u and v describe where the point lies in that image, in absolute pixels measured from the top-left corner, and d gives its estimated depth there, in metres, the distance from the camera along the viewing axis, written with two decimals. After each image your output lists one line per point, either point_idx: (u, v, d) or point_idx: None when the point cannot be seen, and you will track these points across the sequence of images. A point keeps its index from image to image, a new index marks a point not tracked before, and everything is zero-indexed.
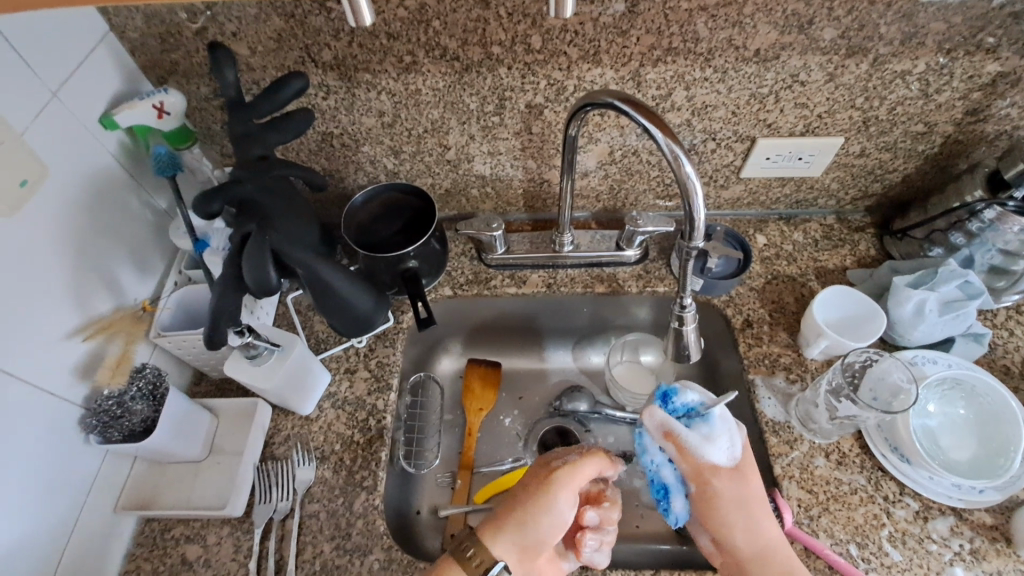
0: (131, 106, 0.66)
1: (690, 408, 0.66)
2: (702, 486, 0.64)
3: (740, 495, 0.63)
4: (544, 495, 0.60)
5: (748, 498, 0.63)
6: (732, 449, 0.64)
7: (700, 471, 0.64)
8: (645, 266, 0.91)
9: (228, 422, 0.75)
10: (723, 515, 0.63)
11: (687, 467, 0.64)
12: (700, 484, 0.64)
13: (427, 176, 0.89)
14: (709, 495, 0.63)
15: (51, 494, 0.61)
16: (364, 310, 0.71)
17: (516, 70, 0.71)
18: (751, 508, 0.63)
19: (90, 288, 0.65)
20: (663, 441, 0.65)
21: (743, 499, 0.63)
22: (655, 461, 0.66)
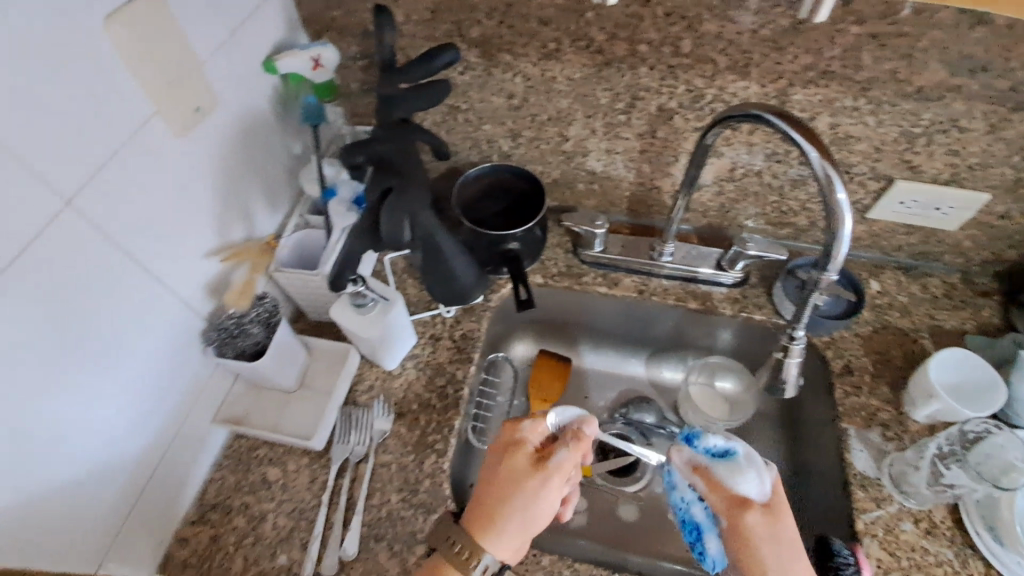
0: (293, 54, 0.71)
1: (714, 452, 0.64)
2: (732, 522, 0.60)
3: (775, 538, 0.58)
4: (539, 490, 0.60)
5: (776, 537, 0.58)
6: (759, 483, 0.60)
7: (726, 505, 0.61)
8: (743, 290, 0.88)
9: (321, 362, 0.80)
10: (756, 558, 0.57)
11: (714, 505, 0.61)
12: (731, 521, 0.60)
13: (539, 163, 0.90)
14: (740, 534, 0.59)
15: (165, 401, 0.65)
16: (466, 282, 0.74)
17: (657, 71, 0.71)
18: (792, 549, 0.57)
19: (227, 216, 0.69)
20: (690, 475, 0.64)
21: (777, 540, 0.57)
22: (686, 497, 0.65)
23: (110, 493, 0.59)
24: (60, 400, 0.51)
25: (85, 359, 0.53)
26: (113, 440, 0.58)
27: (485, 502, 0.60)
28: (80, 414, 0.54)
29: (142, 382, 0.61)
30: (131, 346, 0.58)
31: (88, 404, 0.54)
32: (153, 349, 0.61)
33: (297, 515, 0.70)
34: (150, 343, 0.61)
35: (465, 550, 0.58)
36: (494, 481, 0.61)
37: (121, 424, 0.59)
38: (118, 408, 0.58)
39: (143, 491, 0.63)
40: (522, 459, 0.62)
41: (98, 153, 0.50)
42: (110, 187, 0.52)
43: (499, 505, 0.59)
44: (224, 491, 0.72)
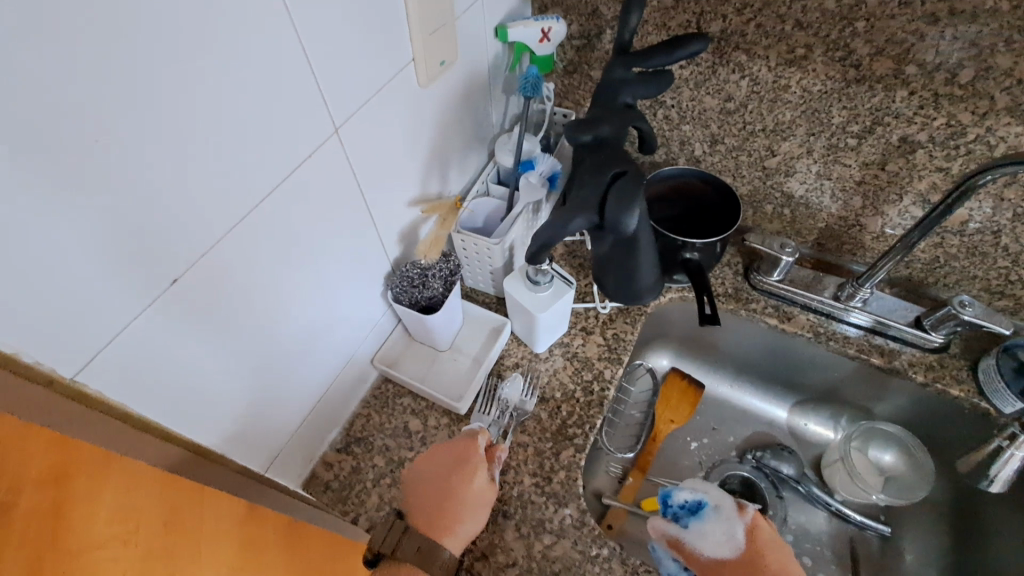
0: (526, 24, 0.71)
1: (684, 505, 0.66)
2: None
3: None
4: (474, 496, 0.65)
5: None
6: (733, 537, 0.64)
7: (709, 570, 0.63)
8: (942, 358, 0.78)
9: (474, 329, 0.81)
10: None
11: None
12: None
13: (731, 175, 0.84)
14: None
15: (347, 335, 0.68)
16: (644, 283, 0.70)
17: (918, 97, 0.63)
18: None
19: (432, 169, 0.72)
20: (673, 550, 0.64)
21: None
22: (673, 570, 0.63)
23: (292, 411, 0.63)
24: (279, 317, 0.54)
25: (303, 284, 0.56)
26: (305, 364, 0.62)
27: (427, 511, 0.65)
28: (295, 327, 0.57)
29: (334, 316, 0.64)
30: (337, 278, 0.61)
31: (296, 326, 0.57)
32: (351, 284, 0.64)
33: None
34: (350, 278, 0.63)
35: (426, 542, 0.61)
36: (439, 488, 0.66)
37: (315, 349, 0.62)
38: (314, 335, 0.61)
39: (317, 408, 0.68)
40: (445, 461, 0.67)
41: (363, 90, 0.53)
42: (365, 123, 0.55)
43: (450, 521, 0.63)
44: (369, 429, 0.75)
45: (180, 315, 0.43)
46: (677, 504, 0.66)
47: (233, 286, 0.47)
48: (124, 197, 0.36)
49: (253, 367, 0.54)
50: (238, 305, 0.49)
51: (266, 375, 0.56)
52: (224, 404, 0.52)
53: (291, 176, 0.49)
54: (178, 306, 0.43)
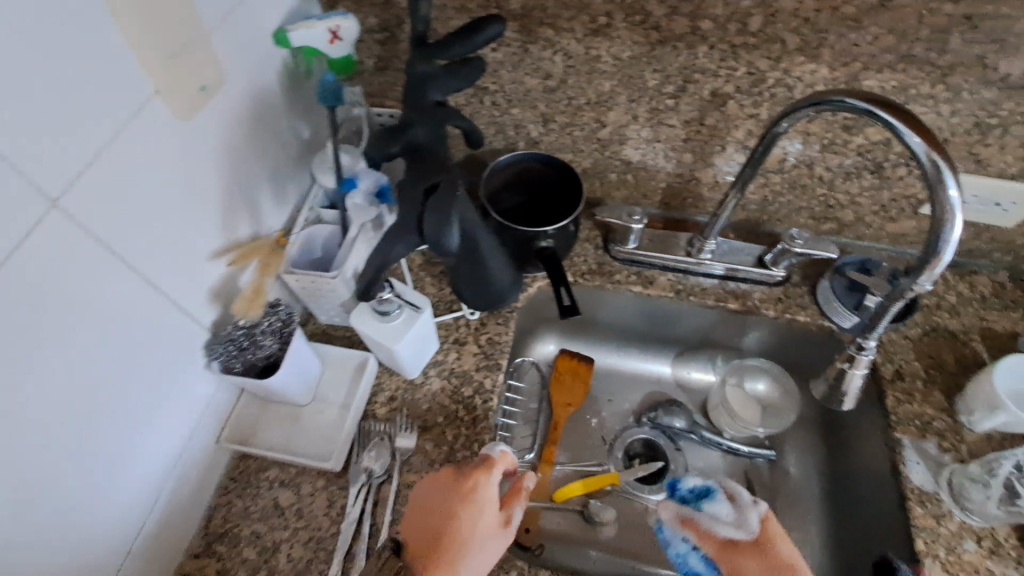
0: (308, 25, 0.61)
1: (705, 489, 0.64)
2: (730, 563, 0.60)
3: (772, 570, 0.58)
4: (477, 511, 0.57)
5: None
6: (741, 518, 0.61)
7: (721, 551, 0.60)
8: (786, 290, 0.83)
9: (335, 371, 0.72)
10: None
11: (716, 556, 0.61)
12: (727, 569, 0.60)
13: (570, 151, 0.83)
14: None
15: (159, 430, 0.58)
16: (501, 286, 0.66)
17: (718, 51, 0.64)
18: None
19: (234, 212, 0.61)
20: (681, 530, 0.62)
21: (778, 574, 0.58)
22: (682, 550, 0.62)
23: (94, 548, 0.52)
24: (17, 467, 0.43)
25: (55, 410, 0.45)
26: (100, 483, 0.51)
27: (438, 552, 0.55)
28: (75, 446, 0.48)
29: (139, 411, 0.54)
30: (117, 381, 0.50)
31: (54, 465, 0.46)
32: (145, 378, 0.54)
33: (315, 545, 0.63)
34: (139, 374, 0.53)
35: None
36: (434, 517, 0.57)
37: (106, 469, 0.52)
38: (97, 459, 0.50)
39: (153, 512, 0.59)
40: (450, 494, 0.58)
41: (71, 161, 0.42)
42: (92, 194, 0.44)
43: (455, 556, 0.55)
44: (232, 518, 0.65)
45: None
46: (683, 490, 0.65)
47: None
48: None
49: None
50: None
51: (47, 513, 0.46)
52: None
53: None
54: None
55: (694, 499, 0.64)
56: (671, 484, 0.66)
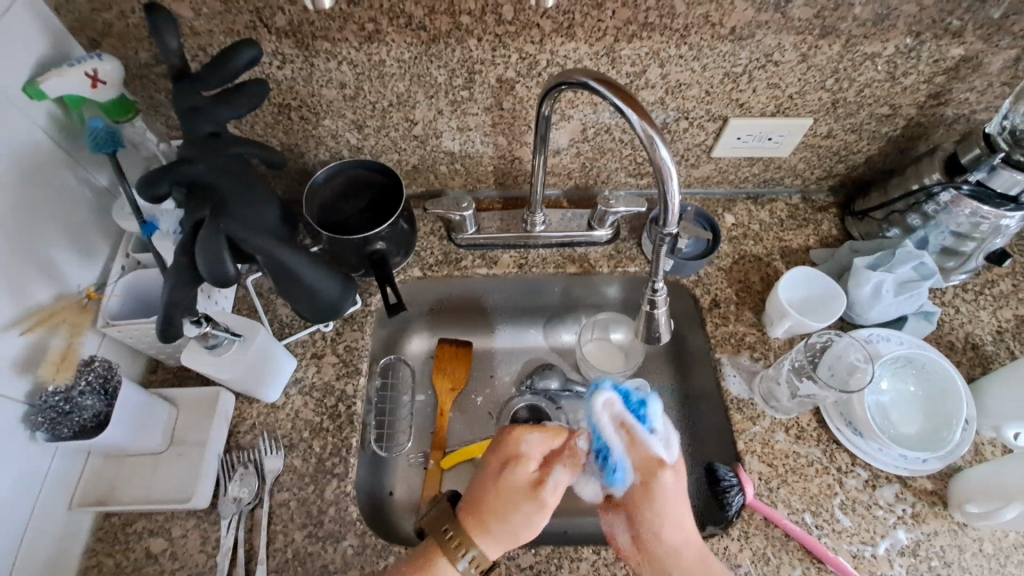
0: (59, 73, 0.59)
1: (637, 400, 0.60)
2: (646, 479, 0.58)
3: (674, 494, 0.59)
4: (515, 501, 0.58)
5: (680, 499, 0.59)
6: (670, 447, 0.59)
7: (646, 462, 0.58)
8: (617, 246, 0.91)
9: (189, 412, 0.72)
10: (657, 506, 0.58)
11: (635, 458, 0.58)
12: (641, 476, 0.58)
13: (394, 151, 0.84)
14: (651, 490, 0.58)
15: None
16: (330, 296, 0.68)
17: (486, 42, 0.68)
18: (684, 509, 0.59)
19: (23, 276, 0.60)
20: (614, 430, 0.59)
21: (678, 498, 0.59)
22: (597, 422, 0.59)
23: None
24: None
25: None
26: None
27: (474, 511, 0.59)
28: None
29: None
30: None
31: None
32: None
33: None
34: None
35: (461, 543, 0.58)
36: (478, 482, 0.60)
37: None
38: None
39: None
40: (492, 468, 0.60)
41: None
42: None
43: (487, 519, 0.58)
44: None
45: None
46: (624, 390, 0.61)
47: None
48: None
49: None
50: None
51: None
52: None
53: None
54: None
55: (637, 407, 0.60)
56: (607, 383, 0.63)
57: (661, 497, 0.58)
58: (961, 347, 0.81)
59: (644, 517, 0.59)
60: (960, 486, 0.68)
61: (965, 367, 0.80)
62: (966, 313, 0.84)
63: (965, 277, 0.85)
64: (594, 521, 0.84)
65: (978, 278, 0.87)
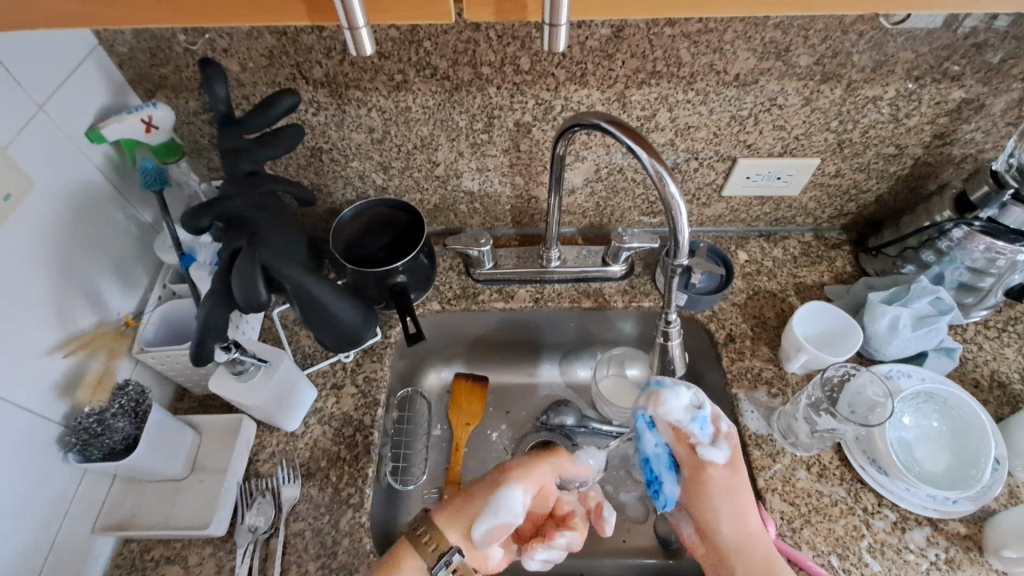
0: (118, 120, 0.66)
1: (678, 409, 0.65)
2: (694, 468, 0.63)
3: (730, 487, 0.62)
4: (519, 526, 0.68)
5: (739, 486, 0.63)
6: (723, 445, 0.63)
7: (690, 454, 0.63)
8: (631, 281, 0.92)
9: (213, 438, 0.74)
10: (712, 498, 0.62)
11: (683, 452, 0.63)
12: (693, 468, 0.63)
13: (416, 191, 0.89)
14: (703, 481, 0.62)
15: (12, 536, 0.58)
16: (353, 325, 0.72)
17: (505, 89, 0.74)
18: (736, 495, 0.62)
19: (69, 304, 0.64)
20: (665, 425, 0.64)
21: (731, 488, 0.62)
22: (656, 448, 0.64)
23: None
24: None
25: None
26: None
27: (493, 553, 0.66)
28: None
29: None
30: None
31: None
32: None
33: None
34: None
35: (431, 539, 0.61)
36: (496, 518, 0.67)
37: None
38: None
39: None
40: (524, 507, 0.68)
41: None
42: None
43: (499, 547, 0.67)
44: None
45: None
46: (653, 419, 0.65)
47: None
48: None
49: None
50: None
51: None
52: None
53: None
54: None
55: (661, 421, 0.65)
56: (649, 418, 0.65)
57: (710, 482, 0.62)
58: (987, 385, 0.79)
59: (704, 508, 0.62)
60: (995, 529, 0.65)
61: (993, 406, 0.77)
62: (990, 351, 0.83)
63: (986, 313, 0.84)
64: (610, 563, 0.82)
65: (1000, 315, 0.86)
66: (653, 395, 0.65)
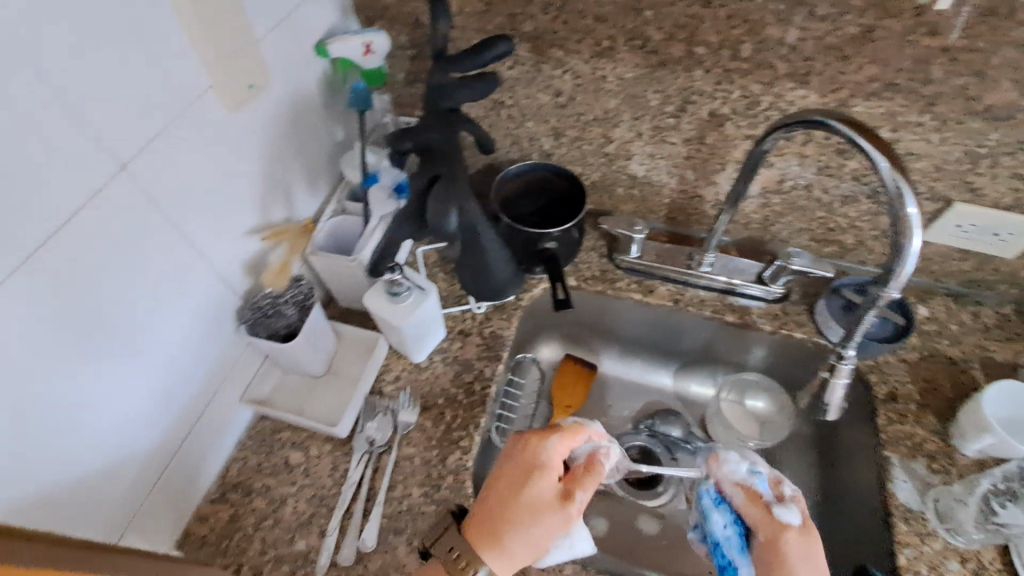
0: (344, 39, 0.71)
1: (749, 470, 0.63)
2: (769, 538, 0.57)
3: (810, 555, 0.55)
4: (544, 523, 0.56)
5: (818, 556, 0.56)
6: (796, 507, 0.58)
7: (764, 519, 0.57)
8: (784, 306, 0.85)
9: (349, 349, 0.79)
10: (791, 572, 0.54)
11: (759, 523, 0.58)
12: (767, 537, 0.57)
13: (580, 164, 0.87)
14: (778, 551, 0.56)
15: (184, 386, 0.63)
16: (502, 279, 0.73)
17: (713, 75, 0.69)
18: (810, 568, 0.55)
19: (269, 196, 0.70)
20: (731, 489, 0.61)
21: (811, 558, 0.55)
22: (726, 529, 0.59)
23: (115, 488, 0.56)
24: (76, 395, 0.50)
25: (107, 349, 0.52)
26: (136, 423, 0.57)
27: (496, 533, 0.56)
28: (114, 384, 0.54)
29: (168, 366, 0.60)
30: (167, 330, 0.58)
31: (99, 399, 0.53)
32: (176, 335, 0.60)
33: (318, 501, 0.69)
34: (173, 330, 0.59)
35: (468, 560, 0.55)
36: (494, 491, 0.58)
37: (156, 404, 0.60)
38: (134, 401, 0.57)
39: (167, 469, 0.63)
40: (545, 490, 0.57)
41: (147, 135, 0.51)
42: (157, 159, 0.52)
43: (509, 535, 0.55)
44: (247, 471, 0.71)
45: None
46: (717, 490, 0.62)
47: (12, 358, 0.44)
48: None
49: (71, 440, 0.51)
50: (36, 370, 0.46)
51: (82, 445, 0.52)
52: (28, 489, 0.48)
53: (62, 233, 0.46)
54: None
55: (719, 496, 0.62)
56: (715, 491, 0.62)
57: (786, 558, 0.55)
58: None
59: None
60: None
61: None
62: None
63: None
64: None
65: None
66: (710, 459, 0.64)
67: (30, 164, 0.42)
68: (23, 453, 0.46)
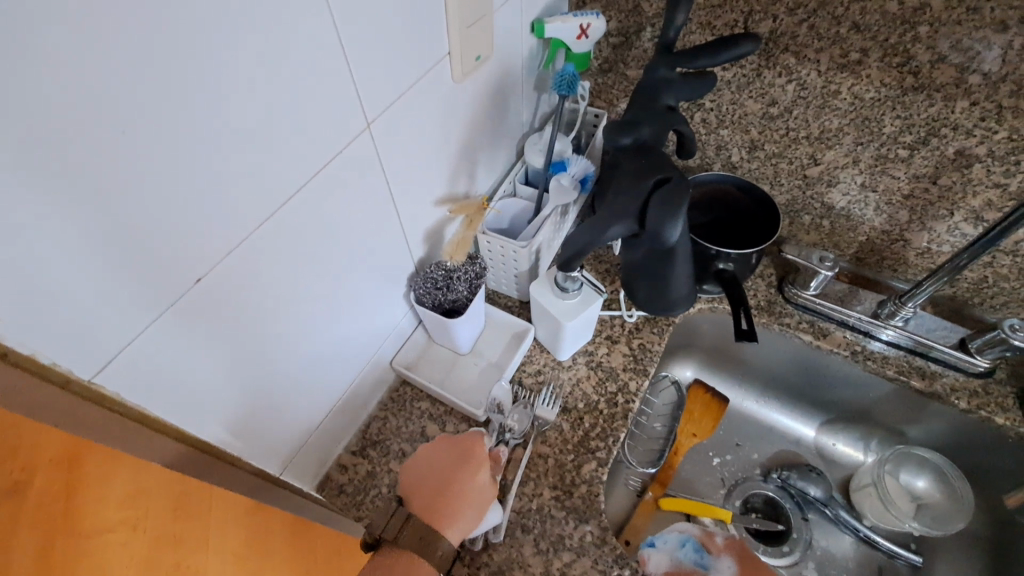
0: (563, 19, 0.68)
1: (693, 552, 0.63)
2: None
3: None
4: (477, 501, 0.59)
5: None
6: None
7: None
8: (985, 384, 0.74)
9: (493, 332, 0.80)
10: None
11: None
12: None
13: (769, 183, 0.80)
14: None
15: (358, 340, 0.65)
16: (677, 295, 0.67)
17: (980, 108, 0.60)
18: None
19: (460, 168, 0.70)
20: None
21: None
22: None
23: (289, 428, 0.59)
24: (284, 336, 0.52)
25: (315, 294, 0.53)
26: (318, 369, 0.59)
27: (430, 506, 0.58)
28: (310, 330, 0.55)
29: (351, 319, 0.61)
30: (360, 286, 0.60)
31: (298, 342, 0.54)
32: (364, 290, 0.61)
33: None
34: (364, 286, 0.61)
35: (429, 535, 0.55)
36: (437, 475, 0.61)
37: (335, 357, 0.61)
38: (322, 348, 0.58)
39: (326, 417, 0.65)
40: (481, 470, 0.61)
41: (392, 96, 0.51)
42: (393, 119, 0.53)
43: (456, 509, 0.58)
44: (385, 432, 0.73)
45: (200, 325, 0.42)
46: None
47: (252, 292, 0.45)
48: (160, 207, 0.35)
49: (279, 374, 0.53)
50: (263, 307, 0.48)
51: (277, 383, 0.53)
52: (236, 416, 0.50)
53: (311, 180, 0.46)
54: (196, 307, 0.41)
55: None
56: None
57: None
58: None
59: None
60: None
61: None
62: None
63: None
64: None
65: None
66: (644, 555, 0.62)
67: (309, 112, 0.43)
68: (241, 383, 0.49)
